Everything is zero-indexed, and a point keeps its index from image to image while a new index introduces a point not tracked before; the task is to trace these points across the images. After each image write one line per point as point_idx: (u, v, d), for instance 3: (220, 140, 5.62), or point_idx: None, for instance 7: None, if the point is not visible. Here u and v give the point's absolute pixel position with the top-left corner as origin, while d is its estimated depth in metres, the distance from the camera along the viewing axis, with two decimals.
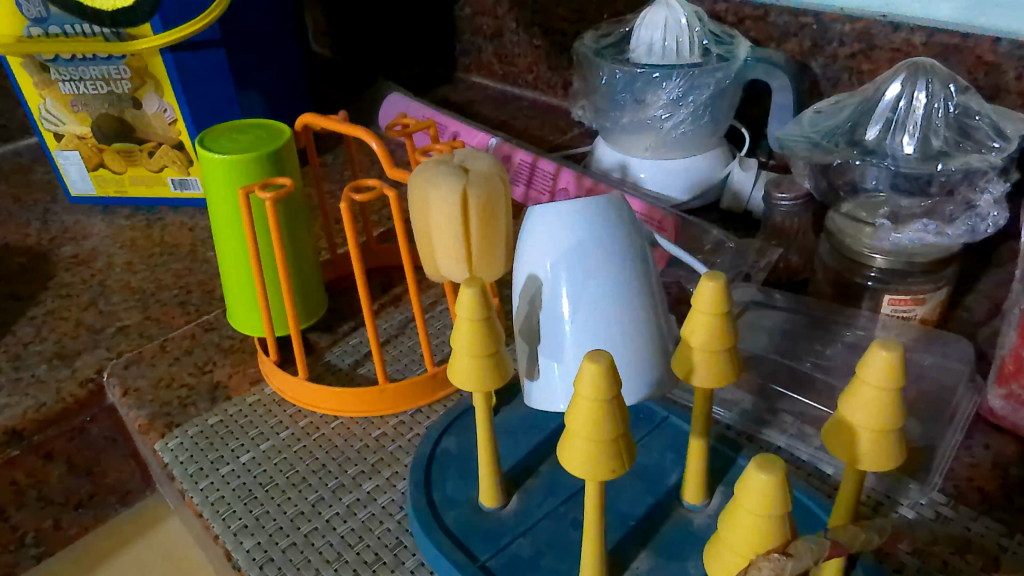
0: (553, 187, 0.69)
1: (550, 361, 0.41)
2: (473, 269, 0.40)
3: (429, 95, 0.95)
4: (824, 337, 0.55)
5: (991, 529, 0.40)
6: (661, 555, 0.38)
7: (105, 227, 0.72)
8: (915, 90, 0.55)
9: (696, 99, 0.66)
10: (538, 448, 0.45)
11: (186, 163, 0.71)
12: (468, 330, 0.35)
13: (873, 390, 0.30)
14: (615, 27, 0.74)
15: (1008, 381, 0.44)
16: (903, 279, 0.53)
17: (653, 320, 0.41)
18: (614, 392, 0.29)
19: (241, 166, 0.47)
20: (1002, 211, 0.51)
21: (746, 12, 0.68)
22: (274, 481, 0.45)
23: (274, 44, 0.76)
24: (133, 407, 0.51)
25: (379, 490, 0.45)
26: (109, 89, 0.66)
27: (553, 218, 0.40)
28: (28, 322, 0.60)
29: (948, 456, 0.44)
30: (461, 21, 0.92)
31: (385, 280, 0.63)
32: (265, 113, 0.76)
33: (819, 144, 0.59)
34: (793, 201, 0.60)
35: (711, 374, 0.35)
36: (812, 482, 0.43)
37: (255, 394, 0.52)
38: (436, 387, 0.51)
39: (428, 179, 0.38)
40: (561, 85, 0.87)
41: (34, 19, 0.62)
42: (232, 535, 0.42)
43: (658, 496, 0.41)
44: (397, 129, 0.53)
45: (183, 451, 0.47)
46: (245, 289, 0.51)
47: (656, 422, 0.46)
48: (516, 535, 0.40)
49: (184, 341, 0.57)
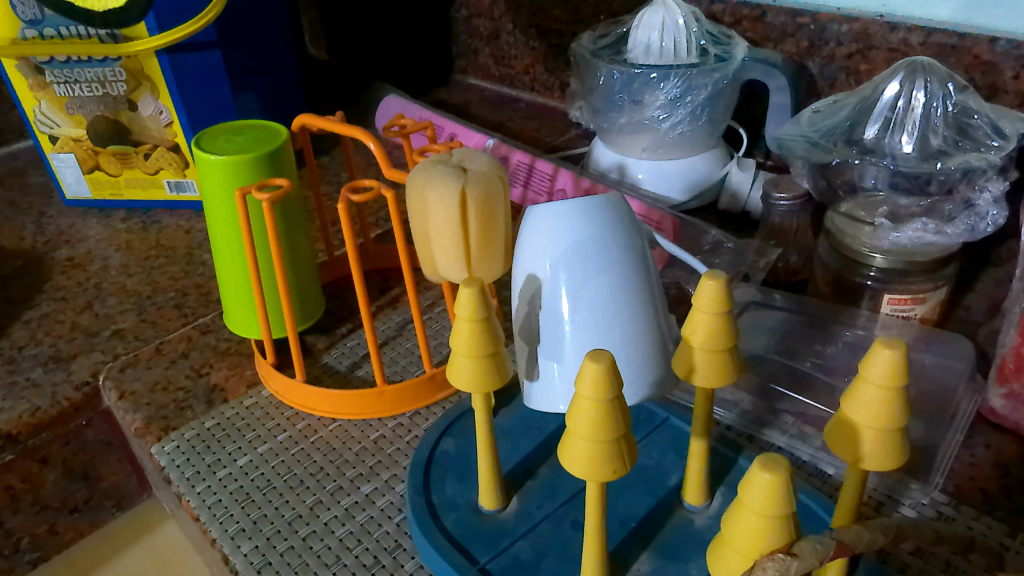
0: (551, 188, 0.69)
1: (550, 362, 0.40)
2: (472, 269, 0.40)
3: (427, 99, 0.95)
4: (824, 337, 0.55)
5: (993, 529, 0.40)
6: (662, 556, 0.38)
7: (101, 230, 0.72)
8: (914, 89, 0.55)
9: (694, 98, 0.66)
10: (538, 450, 0.45)
11: (182, 165, 0.70)
12: (468, 331, 0.34)
13: (875, 389, 0.29)
14: (613, 27, 0.73)
15: (1009, 380, 0.44)
16: (902, 279, 0.53)
17: (653, 321, 0.41)
18: (616, 392, 0.29)
19: (239, 167, 0.46)
20: (1002, 209, 0.51)
21: (744, 13, 0.68)
22: (271, 484, 0.45)
23: (271, 46, 0.76)
24: (129, 410, 0.51)
25: (378, 492, 0.44)
26: (104, 91, 0.66)
27: (553, 219, 0.39)
28: (23, 326, 0.59)
29: (949, 455, 0.44)
30: (459, 23, 0.92)
31: (382, 282, 0.63)
32: (262, 115, 0.76)
33: (817, 143, 0.59)
34: (792, 201, 0.60)
35: (711, 374, 0.35)
36: (814, 482, 0.43)
37: (252, 397, 0.52)
38: (436, 389, 0.50)
39: (428, 179, 0.38)
40: (558, 87, 0.86)
41: (29, 21, 0.62)
42: (229, 539, 0.42)
43: (659, 497, 0.41)
44: (394, 130, 0.52)
45: (179, 454, 0.47)
46: (242, 291, 0.51)
47: (657, 423, 0.46)
48: (516, 537, 0.39)
49: (180, 344, 0.56)
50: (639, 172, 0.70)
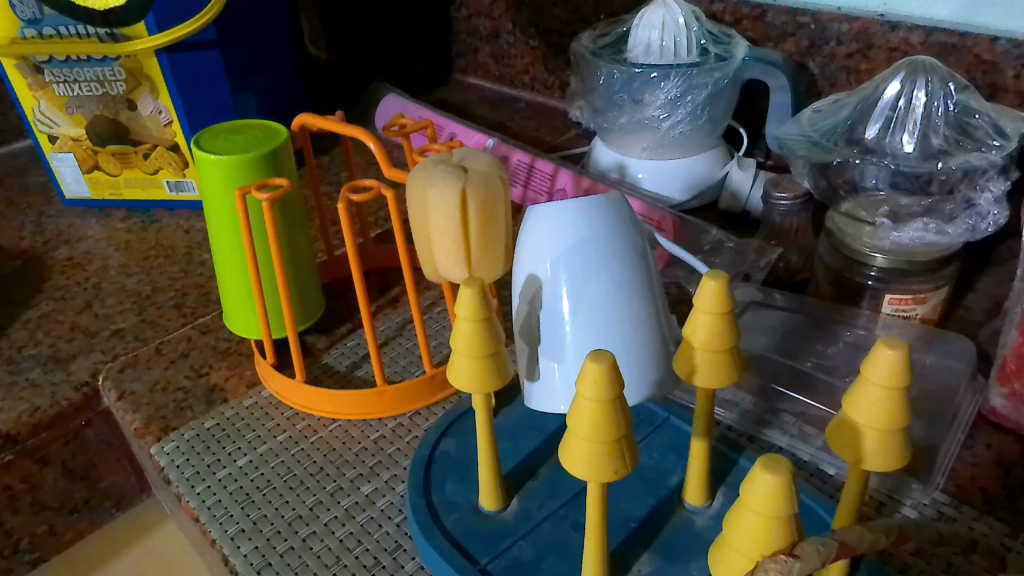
0: (551, 188, 0.68)
1: (551, 362, 0.40)
2: (472, 269, 0.40)
3: (427, 98, 0.95)
4: (824, 337, 0.55)
5: (995, 529, 0.40)
6: (662, 557, 0.38)
7: (100, 230, 0.72)
8: (915, 88, 0.55)
9: (694, 98, 0.66)
10: (538, 450, 0.45)
11: (181, 165, 0.70)
12: (468, 331, 0.34)
13: (877, 389, 0.29)
14: (613, 27, 0.73)
15: (1011, 380, 0.44)
16: (903, 279, 0.53)
17: (654, 321, 0.41)
18: (616, 392, 0.29)
19: (238, 167, 0.46)
20: (1002, 210, 0.51)
21: (744, 12, 0.67)
22: (271, 484, 0.45)
23: (270, 46, 0.76)
24: (128, 411, 0.51)
25: (378, 493, 0.44)
26: (103, 91, 0.66)
27: (553, 218, 0.39)
28: (22, 326, 0.59)
29: (950, 456, 0.44)
30: (458, 22, 0.92)
31: (382, 282, 0.62)
32: (261, 115, 0.76)
33: (818, 143, 0.58)
34: (793, 200, 0.59)
35: (712, 374, 0.35)
36: (814, 482, 0.43)
37: (252, 397, 0.51)
38: (436, 389, 0.50)
39: (428, 178, 0.37)
40: (558, 87, 0.86)
41: (28, 20, 0.62)
42: (229, 539, 0.42)
43: (659, 498, 0.41)
44: (393, 130, 0.52)
45: (179, 454, 0.47)
46: (241, 291, 0.51)
47: (657, 423, 0.46)
48: (517, 538, 0.39)
49: (180, 344, 0.56)
50: (639, 172, 0.69)
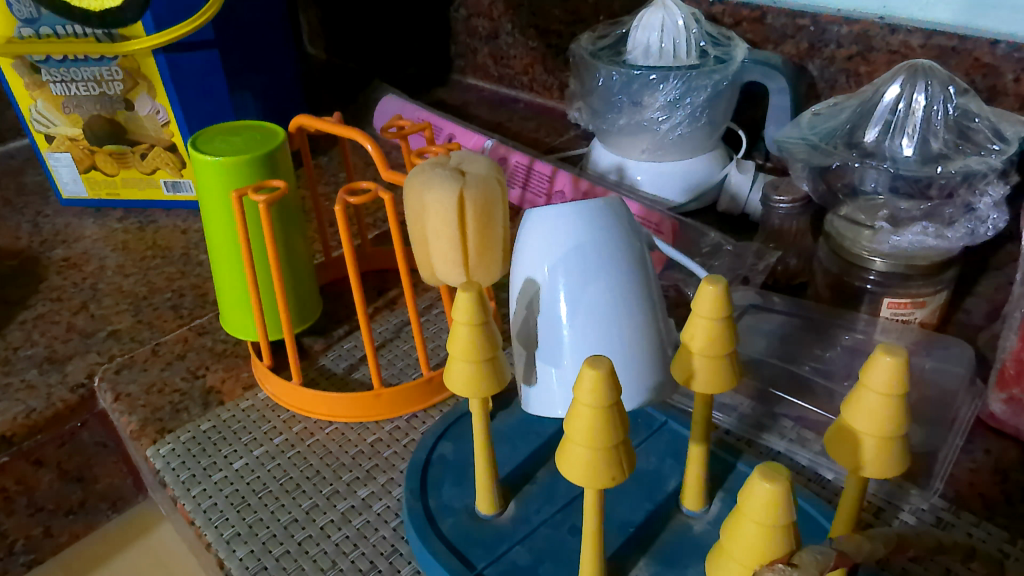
0: (550, 189, 0.68)
1: (549, 366, 0.40)
2: (470, 273, 0.40)
3: (427, 98, 0.95)
4: (823, 341, 0.55)
5: (993, 535, 0.40)
6: (660, 562, 0.38)
7: (97, 230, 0.72)
8: (915, 92, 0.55)
9: (694, 100, 0.65)
10: (536, 454, 0.44)
11: (178, 165, 0.70)
12: (465, 335, 0.34)
13: (876, 397, 0.29)
14: (613, 28, 0.73)
15: (1009, 385, 0.44)
16: (903, 282, 0.53)
17: (652, 325, 0.41)
18: (615, 399, 0.29)
19: (235, 169, 0.46)
20: (1001, 213, 0.52)
21: (743, 14, 0.67)
22: (267, 488, 0.45)
23: (269, 46, 0.75)
24: (124, 412, 0.51)
25: (374, 497, 0.44)
26: (100, 91, 0.66)
27: (552, 221, 0.39)
28: (18, 326, 0.59)
29: (949, 461, 0.44)
30: (457, 22, 0.92)
31: (380, 283, 0.62)
32: (259, 115, 0.76)
33: (817, 146, 0.58)
34: (792, 203, 0.60)
35: (711, 380, 0.34)
36: (813, 487, 0.43)
37: (248, 400, 0.51)
38: (433, 392, 0.50)
39: (425, 182, 0.37)
40: (557, 88, 0.86)
41: (25, 19, 0.62)
42: (225, 543, 0.41)
43: (657, 502, 0.41)
44: (392, 132, 0.51)
45: (175, 457, 0.47)
46: (238, 293, 0.51)
47: (655, 427, 0.46)
48: (513, 542, 0.39)
49: (176, 346, 0.56)
50: (638, 174, 0.69)
